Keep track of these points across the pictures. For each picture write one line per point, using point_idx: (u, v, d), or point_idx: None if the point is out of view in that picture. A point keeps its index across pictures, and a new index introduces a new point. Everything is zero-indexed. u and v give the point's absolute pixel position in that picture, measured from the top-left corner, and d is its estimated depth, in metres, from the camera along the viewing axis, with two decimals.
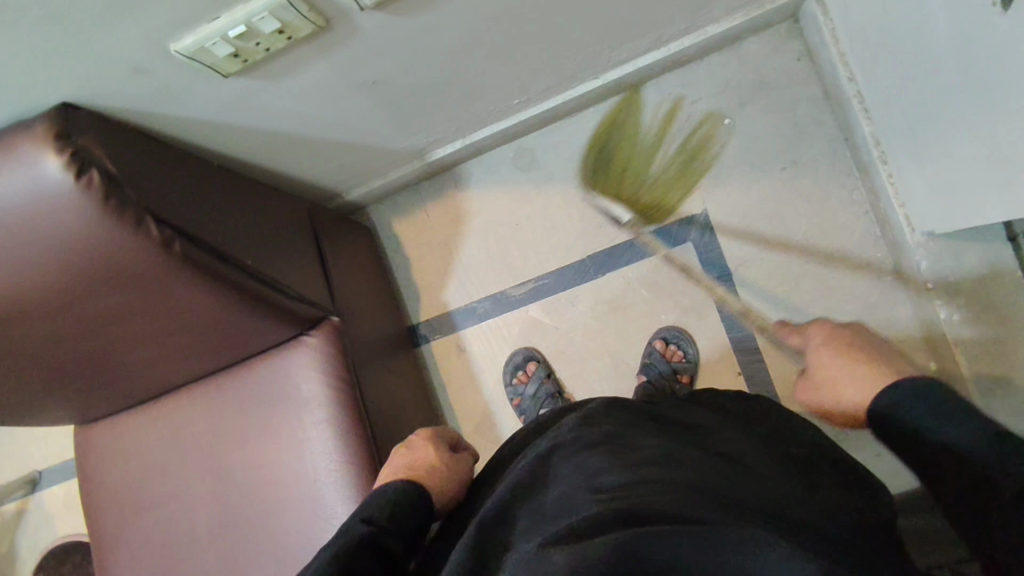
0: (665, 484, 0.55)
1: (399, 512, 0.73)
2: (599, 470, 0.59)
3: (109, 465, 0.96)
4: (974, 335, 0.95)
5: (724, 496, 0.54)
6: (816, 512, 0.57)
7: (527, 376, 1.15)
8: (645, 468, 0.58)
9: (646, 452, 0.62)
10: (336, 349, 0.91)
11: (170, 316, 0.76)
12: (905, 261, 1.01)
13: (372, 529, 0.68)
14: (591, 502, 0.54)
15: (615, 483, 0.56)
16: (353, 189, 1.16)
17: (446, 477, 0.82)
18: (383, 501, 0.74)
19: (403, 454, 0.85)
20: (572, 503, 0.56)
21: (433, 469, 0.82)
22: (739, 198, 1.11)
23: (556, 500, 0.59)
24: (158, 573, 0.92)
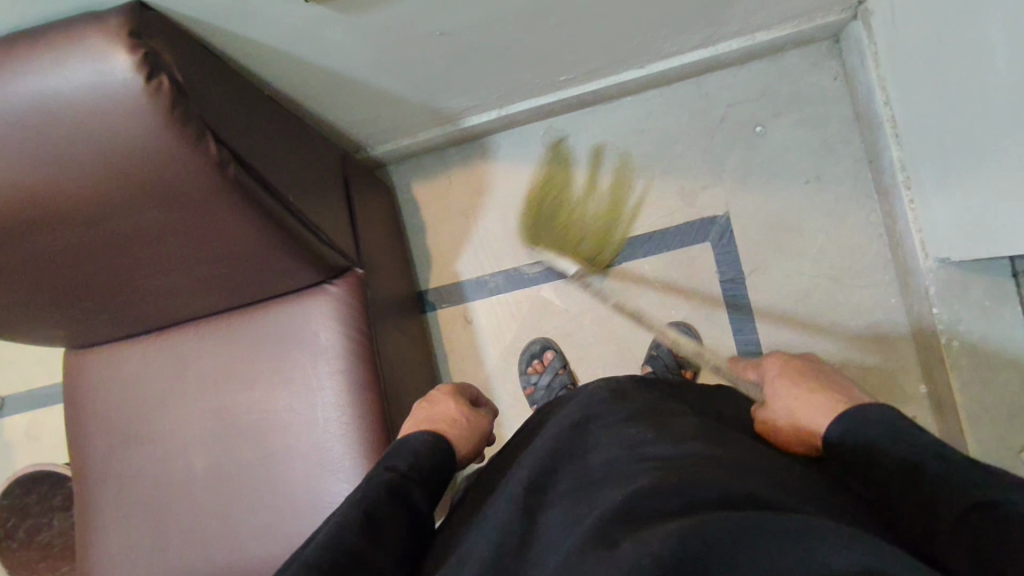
0: (712, 461, 0.57)
1: (421, 462, 0.76)
2: (642, 444, 0.62)
3: (104, 395, 0.92)
4: (970, 360, 1.00)
5: (767, 477, 0.57)
6: (847, 495, 0.59)
7: (543, 366, 1.15)
8: (688, 444, 0.61)
9: (684, 430, 0.65)
10: (357, 300, 0.89)
11: (205, 243, 0.73)
12: (912, 284, 1.05)
13: (394, 478, 0.71)
14: (641, 473, 0.57)
15: (661, 456, 0.59)
16: (380, 144, 1.13)
17: (467, 430, 0.87)
18: (408, 451, 0.77)
19: (425, 407, 0.90)
20: (619, 475, 0.59)
21: (454, 421, 0.87)
22: (761, 205, 1.14)
23: (601, 471, 0.62)
24: (145, 511, 0.89)
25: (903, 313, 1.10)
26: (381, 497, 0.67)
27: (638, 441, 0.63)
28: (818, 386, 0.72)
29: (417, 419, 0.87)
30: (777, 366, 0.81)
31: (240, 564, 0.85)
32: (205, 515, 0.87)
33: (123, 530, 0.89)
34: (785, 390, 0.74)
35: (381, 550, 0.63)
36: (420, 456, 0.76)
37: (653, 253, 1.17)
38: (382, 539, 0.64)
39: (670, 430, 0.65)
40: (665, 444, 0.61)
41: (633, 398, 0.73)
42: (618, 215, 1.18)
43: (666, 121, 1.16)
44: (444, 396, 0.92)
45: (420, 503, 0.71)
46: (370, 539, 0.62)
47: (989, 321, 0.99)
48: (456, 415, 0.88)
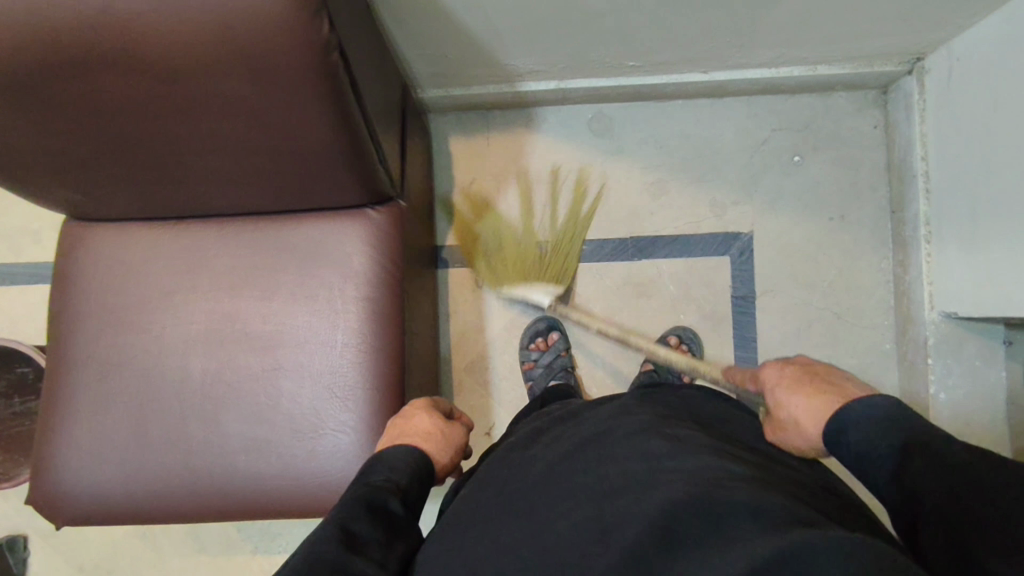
0: (737, 475, 0.57)
1: (401, 476, 0.69)
2: (661, 457, 0.61)
3: (103, 277, 0.85)
4: (951, 413, 1.05)
5: (795, 498, 0.57)
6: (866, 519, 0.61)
7: (546, 345, 1.15)
8: (712, 458, 0.60)
9: (700, 442, 0.64)
10: (396, 233, 0.86)
11: (268, 129, 0.69)
12: (911, 334, 1.10)
13: (372, 489, 0.66)
14: (671, 486, 0.56)
15: (684, 469, 0.58)
16: (431, 88, 1.10)
17: (445, 447, 0.78)
18: (388, 465, 0.70)
19: (396, 421, 0.80)
20: (645, 486, 0.58)
21: (429, 436, 0.77)
22: (784, 231, 1.17)
23: (621, 480, 0.60)
24: (125, 408, 0.82)
25: (894, 359, 1.15)
26: (359, 509, 0.63)
27: (657, 453, 0.62)
28: (819, 388, 0.67)
29: (387, 437, 0.77)
30: (778, 371, 0.75)
31: (224, 476, 0.81)
32: (192, 419, 0.81)
33: (97, 419, 0.82)
34: (790, 397, 0.69)
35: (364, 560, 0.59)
36: (396, 472, 0.70)
37: (675, 256, 1.17)
38: (364, 551, 0.60)
39: (687, 442, 0.64)
40: (685, 457, 0.61)
41: (643, 410, 0.72)
42: (647, 213, 1.18)
43: (711, 132, 1.18)
44: (417, 407, 0.82)
45: (403, 516, 0.66)
46: (350, 550, 0.59)
47: (975, 380, 1.05)
48: (430, 428, 0.78)
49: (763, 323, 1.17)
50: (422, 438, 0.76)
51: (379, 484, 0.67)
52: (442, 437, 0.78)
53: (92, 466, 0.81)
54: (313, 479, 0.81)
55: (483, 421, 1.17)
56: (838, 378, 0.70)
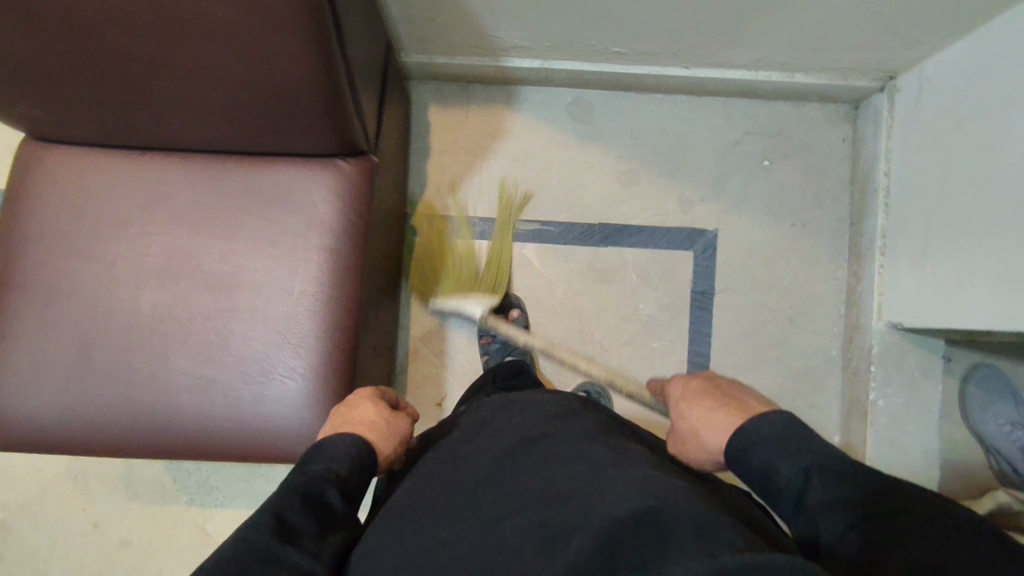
0: (684, 488, 0.57)
1: (341, 462, 0.66)
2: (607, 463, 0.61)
3: (57, 200, 0.82)
4: (886, 420, 1.09)
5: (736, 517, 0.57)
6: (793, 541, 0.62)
7: (505, 321, 1.16)
8: (656, 471, 0.60)
9: (641, 455, 0.65)
10: (365, 187, 0.85)
11: (245, 62, 0.68)
12: (857, 342, 1.14)
13: (308, 477, 0.62)
14: (619, 496, 0.55)
15: (631, 480, 0.58)
16: (415, 54, 1.10)
17: (391, 437, 0.75)
18: (328, 451, 0.67)
19: (340, 410, 0.76)
20: (592, 491, 0.58)
21: (376, 426, 0.74)
22: (747, 232, 1.20)
23: (564, 486, 0.60)
24: (67, 334, 0.80)
25: (839, 365, 1.19)
26: (294, 499, 0.60)
27: (602, 461, 0.62)
28: (714, 398, 0.67)
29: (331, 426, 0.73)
30: (683, 386, 0.74)
31: (166, 413, 0.79)
32: (137, 353, 0.80)
33: (37, 345, 0.80)
34: (690, 412, 0.69)
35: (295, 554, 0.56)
36: (337, 457, 0.66)
37: (639, 246, 1.19)
38: (297, 543, 0.58)
39: (630, 453, 0.64)
40: (629, 466, 0.61)
41: (583, 415, 0.74)
42: (617, 201, 1.20)
43: (687, 129, 1.20)
44: (363, 396, 0.79)
45: (338, 506, 0.63)
46: (282, 543, 0.56)
47: (912, 390, 1.09)
48: (375, 417, 0.75)
49: (718, 319, 1.19)
50: (366, 428, 0.73)
51: (317, 471, 0.64)
52: (387, 428, 0.75)
53: (28, 393, 0.79)
54: (258, 424, 0.80)
55: (434, 391, 1.17)
56: (748, 395, 0.67)
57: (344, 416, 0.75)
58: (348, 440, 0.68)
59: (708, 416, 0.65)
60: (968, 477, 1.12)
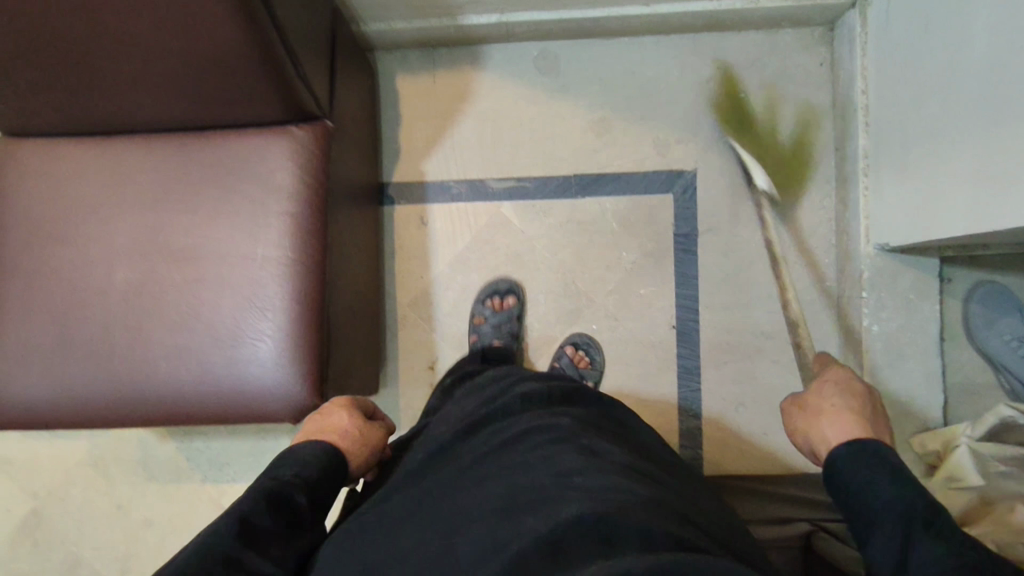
0: (641, 499, 0.56)
1: (312, 471, 0.68)
2: (572, 471, 0.59)
3: (31, 190, 0.87)
4: (883, 345, 1.06)
5: (686, 517, 0.58)
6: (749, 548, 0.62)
7: (501, 306, 1.16)
8: (620, 479, 0.58)
9: (615, 462, 0.63)
10: (320, 151, 0.87)
11: (175, 30, 0.70)
12: (849, 270, 1.11)
13: (279, 484, 0.65)
14: (568, 502, 0.55)
15: (588, 488, 0.56)
16: (373, 21, 1.11)
17: (360, 447, 0.76)
18: (298, 456, 0.70)
19: (315, 418, 0.78)
20: (545, 499, 0.57)
21: (346, 436, 0.76)
22: (727, 169, 1.17)
23: (522, 491, 0.59)
24: (51, 314, 0.85)
25: (833, 296, 1.15)
26: (263, 504, 0.63)
27: (569, 468, 0.60)
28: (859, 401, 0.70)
29: (305, 432, 0.75)
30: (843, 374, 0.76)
31: (146, 382, 0.83)
32: (114, 328, 0.84)
33: (24, 328, 0.85)
34: (832, 395, 0.71)
35: (256, 558, 0.60)
36: (307, 468, 0.68)
37: (618, 194, 1.18)
38: (260, 548, 0.61)
39: (600, 458, 0.62)
40: (594, 474, 0.59)
41: (565, 414, 0.71)
42: (591, 150, 1.18)
43: (657, 70, 1.18)
44: (339, 405, 0.80)
45: (305, 511, 0.66)
46: (245, 548, 0.59)
47: (910, 313, 1.05)
48: (349, 426, 0.77)
49: (705, 260, 1.17)
50: (339, 437, 0.75)
51: (289, 478, 0.66)
52: (360, 437, 0.77)
53: (20, 374, 0.84)
54: (233, 387, 0.83)
55: (425, 355, 1.19)
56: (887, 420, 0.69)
57: (317, 425, 0.77)
58: (316, 450, 0.70)
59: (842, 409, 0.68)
60: (976, 398, 1.08)
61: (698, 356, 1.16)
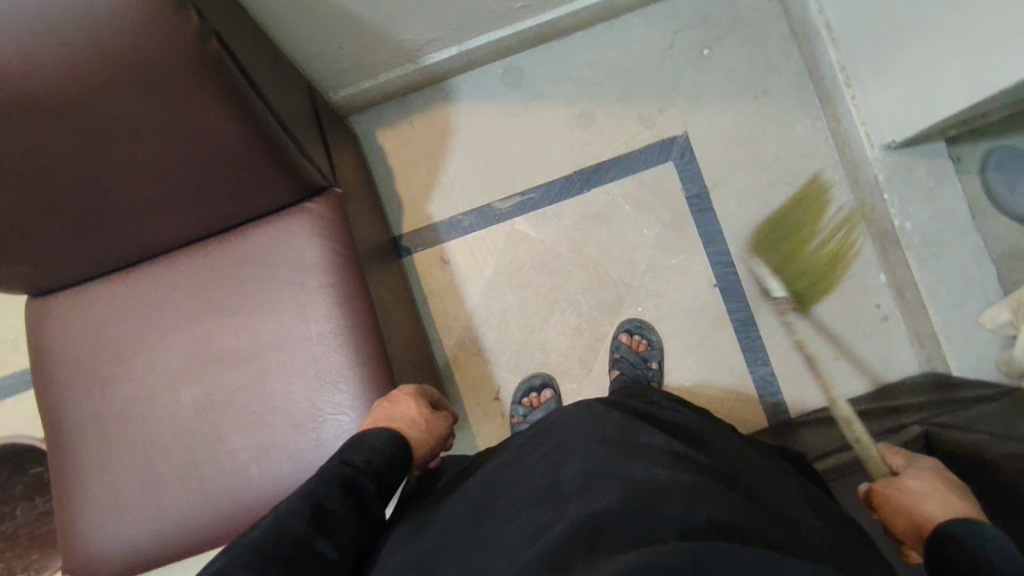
0: (688, 483, 0.58)
1: (380, 459, 0.71)
2: (614, 459, 0.63)
3: (76, 342, 0.87)
4: (921, 239, 1.06)
5: (729, 489, 0.60)
6: (791, 503, 0.65)
7: (539, 401, 1.15)
8: (665, 468, 0.61)
9: (658, 445, 0.66)
10: (338, 218, 0.88)
11: (180, 141, 0.72)
12: (863, 179, 1.12)
13: (350, 469, 0.68)
14: (610, 494, 0.58)
15: (638, 479, 0.59)
16: (341, 89, 1.13)
17: (423, 435, 0.78)
18: (364, 440, 0.72)
19: (382, 403, 0.79)
20: (592, 489, 0.60)
21: (412, 423, 0.77)
22: (716, 122, 1.19)
23: (573, 487, 0.62)
24: (130, 453, 0.84)
25: (856, 208, 1.16)
26: (335, 486, 0.66)
27: (609, 459, 0.63)
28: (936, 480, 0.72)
29: (371, 417, 0.77)
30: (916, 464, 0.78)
31: (241, 490, 0.82)
32: (195, 447, 0.83)
33: (109, 475, 0.85)
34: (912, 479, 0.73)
35: (327, 539, 0.62)
36: (378, 454, 0.71)
37: (621, 177, 1.19)
38: (329, 532, 0.63)
39: (639, 445, 0.66)
40: (639, 463, 0.62)
41: (608, 411, 0.73)
42: (582, 145, 1.20)
43: (619, 52, 1.20)
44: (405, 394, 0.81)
45: (374, 499, 0.68)
46: (316, 532, 0.61)
47: (935, 200, 1.06)
48: (414, 413, 0.78)
49: (724, 214, 1.18)
50: (403, 423, 0.76)
51: (358, 465, 0.69)
52: (424, 426, 0.78)
53: (118, 520, 0.84)
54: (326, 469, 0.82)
55: (487, 388, 1.18)
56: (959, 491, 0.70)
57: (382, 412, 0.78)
58: (387, 435, 0.73)
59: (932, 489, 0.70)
60: None
61: (748, 306, 1.16)
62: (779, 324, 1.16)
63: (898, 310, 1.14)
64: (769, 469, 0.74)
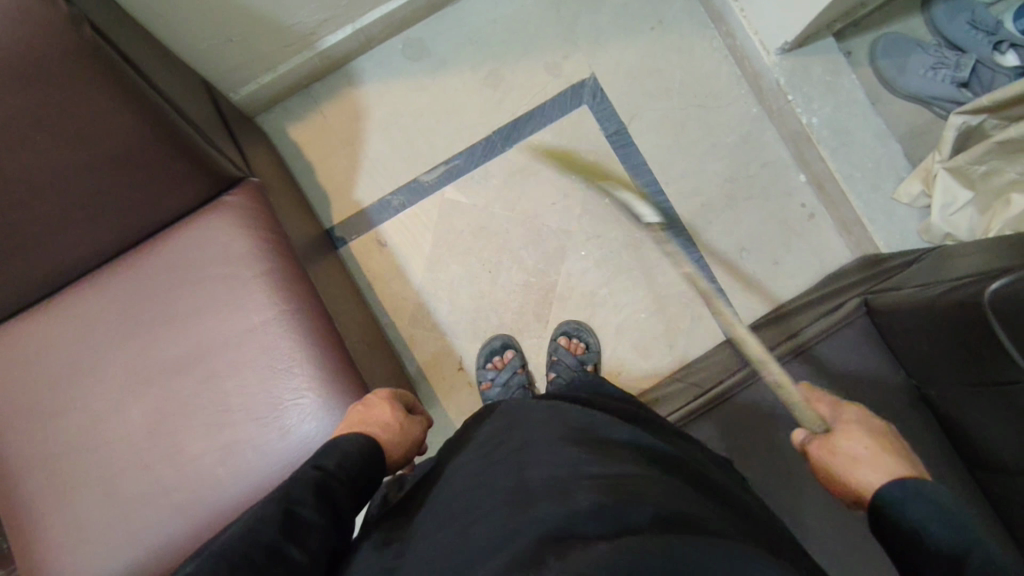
0: (655, 481, 0.53)
1: (353, 463, 0.65)
2: (581, 458, 0.56)
3: (5, 383, 0.82)
4: (830, 131, 1.11)
5: (697, 498, 0.54)
6: (742, 508, 0.60)
7: (502, 363, 1.15)
8: (630, 469, 0.54)
9: (624, 451, 0.59)
10: (260, 206, 0.86)
11: (78, 145, 0.68)
12: (766, 87, 1.16)
13: (323, 474, 0.62)
14: (579, 488, 0.51)
15: (605, 474, 0.53)
16: (242, 87, 1.11)
17: (400, 442, 0.73)
18: (337, 446, 0.67)
19: (357, 409, 0.74)
20: (557, 487, 0.52)
21: (387, 429, 0.72)
22: (620, 58, 1.21)
23: (535, 487, 0.54)
24: (86, 485, 0.80)
25: (766, 117, 1.20)
26: (305, 491, 0.60)
27: (578, 458, 0.56)
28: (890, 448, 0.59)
29: (346, 422, 0.73)
30: (858, 412, 0.65)
31: (212, 496, 0.79)
32: (156, 463, 0.80)
33: (67, 514, 0.80)
34: (860, 442, 0.60)
35: (298, 547, 0.55)
36: (354, 457, 0.66)
37: (540, 128, 1.20)
38: (302, 540, 0.56)
39: (606, 450, 0.59)
40: (609, 464, 0.55)
41: (570, 409, 0.66)
42: (495, 104, 1.21)
43: (515, 8, 1.21)
44: (380, 399, 0.76)
45: (348, 507, 0.62)
46: (288, 538, 0.55)
47: (835, 92, 1.11)
48: (391, 419, 0.73)
49: (645, 146, 1.20)
50: (379, 430, 0.71)
51: (329, 470, 0.63)
52: (402, 432, 0.73)
53: (87, 557, 0.79)
54: (296, 460, 0.79)
55: (449, 359, 1.17)
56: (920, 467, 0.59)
57: (358, 417, 0.74)
58: (362, 440, 0.68)
59: (881, 457, 0.58)
60: (928, 136, 1.13)
61: (685, 229, 1.19)
62: (717, 240, 1.19)
63: (823, 206, 1.19)
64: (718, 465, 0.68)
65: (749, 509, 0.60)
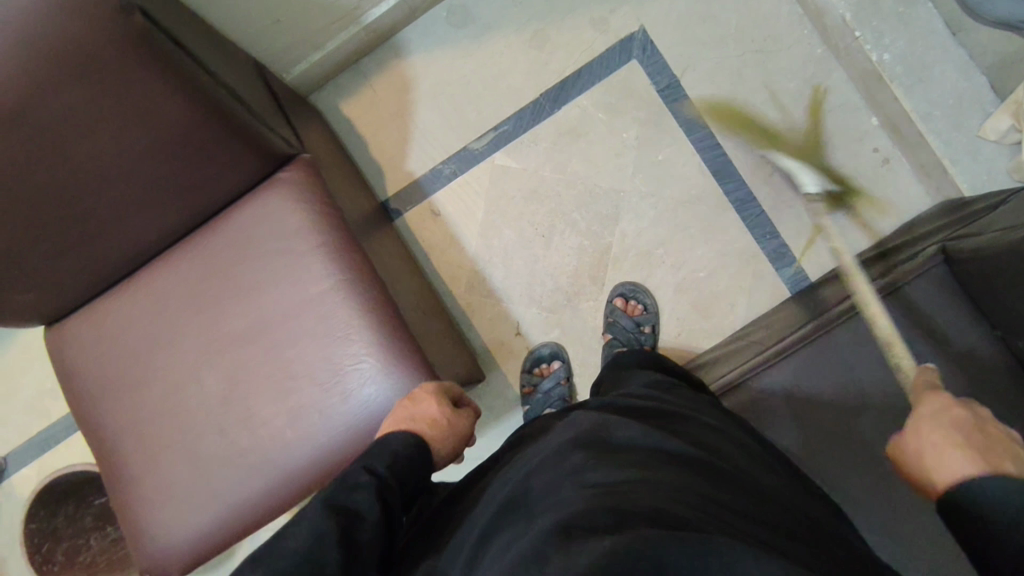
0: (655, 483, 0.54)
1: (401, 467, 0.68)
2: (582, 467, 0.58)
3: (97, 356, 0.90)
4: (903, 69, 1.03)
5: (709, 494, 0.54)
6: (775, 503, 0.58)
7: (547, 370, 1.15)
8: (633, 474, 0.56)
9: (635, 455, 0.60)
10: (312, 184, 0.88)
11: (138, 128, 0.72)
12: (830, 24, 1.09)
13: (377, 482, 0.65)
14: (576, 497, 0.53)
15: (604, 483, 0.55)
16: (294, 67, 1.14)
17: (447, 436, 0.76)
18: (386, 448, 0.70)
19: (403, 403, 0.77)
20: (557, 498, 0.55)
21: (434, 425, 0.75)
22: (669, 7, 1.16)
23: (539, 502, 0.57)
24: (172, 447, 0.87)
25: (832, 57, 1.13)
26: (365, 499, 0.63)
27: (581, 465, 0.58)
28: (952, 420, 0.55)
29: (394, 419, 0.75)
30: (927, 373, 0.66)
31: (284, 456, 0.84)
32: (231, 427, 0.85)
33: (157, 473, 0.87)
34: (922, 431, 0.56)
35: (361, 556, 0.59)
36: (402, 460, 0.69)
37: (589, 87, 1.17)
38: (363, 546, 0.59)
39: (613, 455, 0.60)
40: (610, 470, 0.57)
41: (582, 418, 0.68)
42: (542, 65, 1.19)
43: None
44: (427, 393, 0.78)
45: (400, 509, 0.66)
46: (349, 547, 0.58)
47: (908, 25, 1.03)
48: (436, 415, 0.75)
49: (699, 98, 1.15)
50: (427, 426, 0.74)
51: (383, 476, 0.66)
52: (447, 426, 0.76)
53: (176, 514, 0.86)
54: (358, 423, 0.82)
55: (506, 325, 1.18)
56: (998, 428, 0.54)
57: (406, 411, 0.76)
58: (409, 439, 0.71)
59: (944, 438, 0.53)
60: None
61: (745, 181, 1.14)
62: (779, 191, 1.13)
63: (896, 149, 1.10)
64: (754, 459, 0.67)
65: (786, 507, 0.59)
